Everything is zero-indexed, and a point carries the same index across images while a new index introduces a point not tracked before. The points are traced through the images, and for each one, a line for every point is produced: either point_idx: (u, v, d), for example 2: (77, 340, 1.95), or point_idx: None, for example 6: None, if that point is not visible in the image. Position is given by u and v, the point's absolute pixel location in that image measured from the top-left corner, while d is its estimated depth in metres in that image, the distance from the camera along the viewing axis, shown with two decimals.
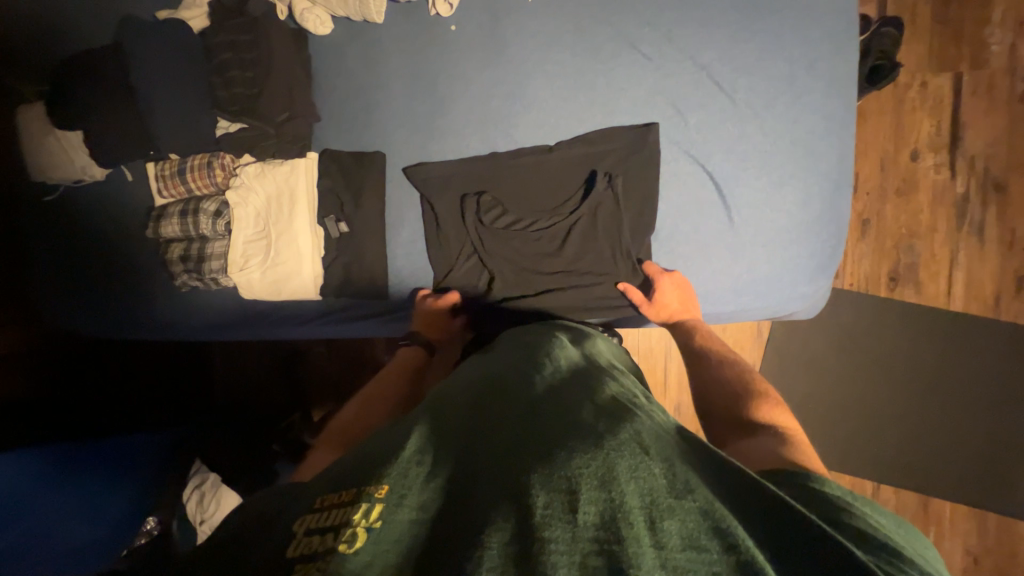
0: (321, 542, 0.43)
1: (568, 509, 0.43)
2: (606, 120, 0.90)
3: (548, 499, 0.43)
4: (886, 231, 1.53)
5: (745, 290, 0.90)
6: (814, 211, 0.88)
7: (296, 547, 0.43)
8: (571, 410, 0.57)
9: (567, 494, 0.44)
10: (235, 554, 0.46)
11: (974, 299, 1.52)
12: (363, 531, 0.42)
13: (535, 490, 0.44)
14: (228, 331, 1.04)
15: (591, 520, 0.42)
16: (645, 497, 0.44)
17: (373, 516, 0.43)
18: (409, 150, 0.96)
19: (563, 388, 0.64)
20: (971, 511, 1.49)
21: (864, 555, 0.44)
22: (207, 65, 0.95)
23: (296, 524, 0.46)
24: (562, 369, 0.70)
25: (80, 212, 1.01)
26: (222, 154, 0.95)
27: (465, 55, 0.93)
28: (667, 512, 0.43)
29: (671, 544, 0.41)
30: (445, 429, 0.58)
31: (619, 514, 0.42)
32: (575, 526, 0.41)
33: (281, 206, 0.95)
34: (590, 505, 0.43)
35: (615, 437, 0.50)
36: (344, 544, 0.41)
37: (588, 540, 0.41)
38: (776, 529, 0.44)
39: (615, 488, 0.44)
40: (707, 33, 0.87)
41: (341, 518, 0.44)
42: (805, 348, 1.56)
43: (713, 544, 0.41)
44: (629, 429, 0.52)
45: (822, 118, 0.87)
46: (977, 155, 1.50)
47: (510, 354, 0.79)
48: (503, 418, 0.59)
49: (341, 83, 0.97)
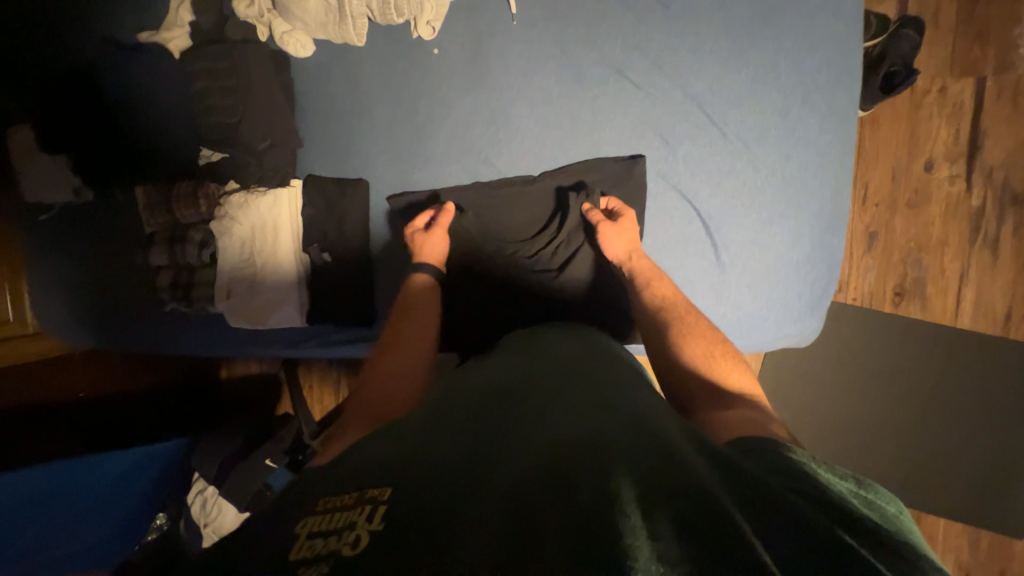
0: (325, 544, 0.43)
1: (565, 504, 0.44)
2: (590, 151, 0.88)
3: (545, 497, 0.45)
4: (893, 244, 1.48)
5: (729, 331, 0.87)
6: (804, 251, 0.85)
7: (297, 550, 0.42)
8: (573, 411, 0.59)
9: (564, 492, 0.45)
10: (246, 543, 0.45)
11: (982, 316, 1.47)
12: (366, 533, 0.43)
13: (534, 490, 0.46)
14: (217, 347, 1.02)
15: (587, 511, 0.43)
16: (641, 491, 0.45)
17: (376, 518, 0.45)
18: (391, 178, 0.95)
19: (560, 387, 0.66)
20: (964, 527, 1.49)
21: (856, 530, 0.44)
22: (190, 90, 0.94)
23: (300, 526, 0.45)
24: (560, 368, 0.71)
25: (71, 234, 1.02)
26: (206, 183, 0.94)
27: (446, 80, 0.90)
28: (662, 504, 0.44)
29: (664, 534, 0.41)
30: (450, 427, 0.58)
31: (615, 505, 0.43)
32: (570, 520, 0.42)
33: (267, 235, 0.95)
34: (586, 497, 0.44)
35: (613, 440, 0.52)
36: (348, 546, 0.42)
37: (584, 529, 0.41)
38: (782, 519, 0.43)
39: (611, 483, 0.45)
40: (697, 61, 0.83)
41: (344, 521, 0.45)
42: (803, 362, 1.54)
43: (715, 532, 0.40)
44: (629, 431, 0.54)
45: (817, 154, 0.83)
46: (996, 166, 1.43)
47: (506, 354, 0.79)
48: (510, 421, 0.59)
49: (323, 109, 0.95)
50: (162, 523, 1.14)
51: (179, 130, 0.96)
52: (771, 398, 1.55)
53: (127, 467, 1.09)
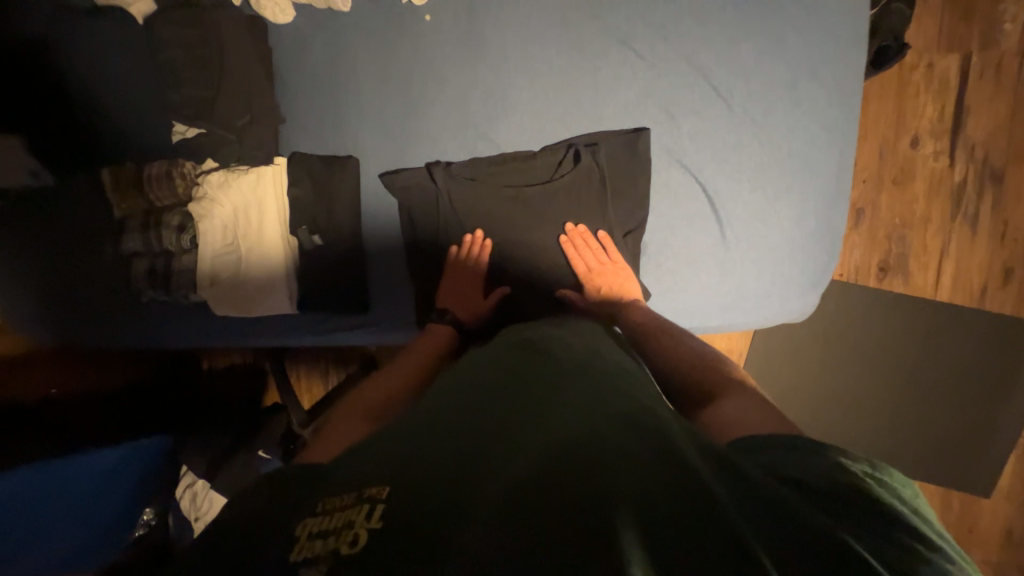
0: (324, 545, 0.42)
1: (549, 494, 0.42)
2: (592, 124, 0.85)
3: (530, 488, 0.43)
4: (879, 220, 1.51)
5: (733, 306, 0.87)
6: (807, 226, 0.84)
7: (298, 551, 0.42)
8: (568, 394, 0.56)
9: (550, 480, 0.43)
10: (250, 537, 0.45)
11: (961, 289, 1.52)
12: (365, 533, 0.42)
13: (521, 480, 0.44)
14: (203, 342, 0.97)
15: (574, 502, 0.41)
16: (632, 474, 0.43)
17: (373, 517, 0.43)
18: (383, 156, 0.90)
19: (573, 371, 0.62)
20: (938, 490, 1.57)
21: (874, 531, 0.42)
22: (157, 59, 0.86)
23: (301, 526, 0.44)
24: (570, 355, 0.67)
25: (25, 217, 0.92)
26: (182, 161, 0.88)
27: (439, 51, 0.86)
28: (656, 489, 0.41)
29: (654, 522, 0.39)
30: (439, 419, 0.56)
31: (601, 493, 0.41)
32: (554, 510, 0.40)
33: (251, 217, 0.89)
34: (574, 487, 0.42)
35: (608, 423, 0.49)
36: (346, 546, 0.41)
37: (567, 521, 0.39)
38: (789, 514, 0.41)
39: (602, 469, 0.43)
40: (701, 30, 0.80)
41: (344, 520, 0.44)
42: (790, 338, 1.58)
43: (705, 522, 0.38)
44: (626, 413, 0.51)
45: (821, 127, 0.82)
46: (978, 142, 1.45)
47: (506, 341, 0.75)
48: (504, 407, 0.57)
49: (306, 82, 0.89)
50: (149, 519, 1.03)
51: (144, 104, 0.88)
52: (759, 374, 1.59)
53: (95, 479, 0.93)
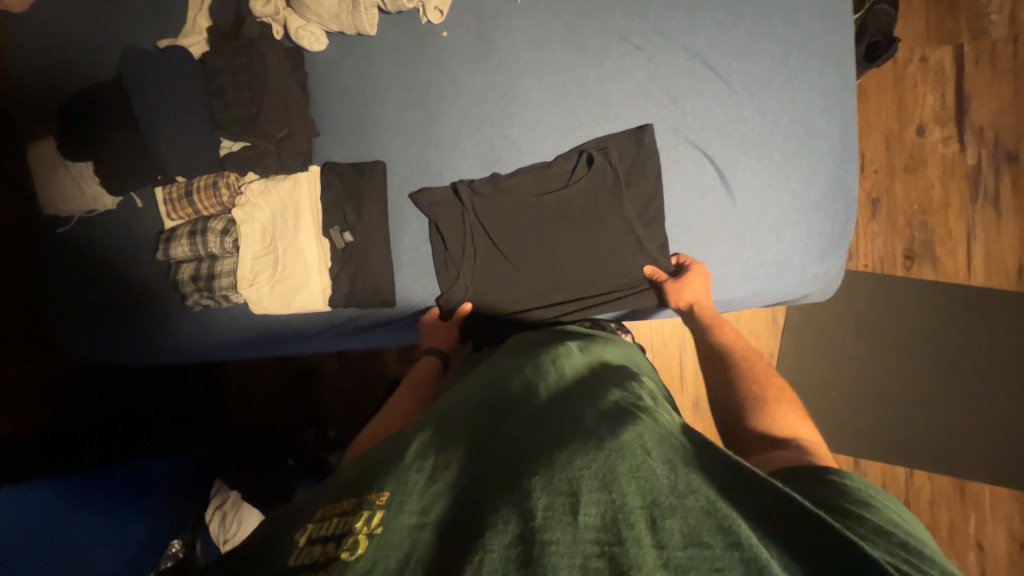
0: (324, 552, 0.43)
1: (568, 511, 0.43)
2: (600, 113, 0.91)
3: (548, 501, 0.44)
4: (897, 208, 1.50)
5: (754, 274, 0.89)
6: (818, 190, 0.87)
7: (298, 555, 0.44)
8: (573, 412, 0.59)
9: (568, 496, 0.44)
10: (266, 551, 0.47)
11: (995, 272, 1.48)
12: (364, 539, 0.43)
13: (535, 492, 0.45)
14: (246, 350, 1.04)
15: (591, 522, 0.42)
16: (645, 495, 0.45)
17: (374, 522, 0.44)
18: (408, 158, 0.98)
19: (570, 396, 0.64)
20: (1010, 493, 1.44)
21: (876, 548, 0.44)
22: (209, 88, 0.97)
23: (301, 534, 0.46)
24: (573, 378, 0.69)
25: (90, 237, 1.02)
26: (227, 172, 0.98)
27: (456, 61, 0.95)
28: (669, 510, 0.43)
29: (671, 543, 0.41)
30: (450, 435, 0.58)
31: (620, 515, 0.42)
32: (575, 528, 0.42)
33: (287, 219, 0.97)
34: (590, 506, 0.44)
35: (618, 438, 0.51)
36: (345, 552, 0.43)
37: (588, 541, 0.41)
38: (790, 524, 0.44)
39: (616, 489, 0.45)
40: (695, 21, 0.87)
41: (344, 528, 0.45)
42: (822, 335, 1.52)
43: (716, 541, 0.40)
44: (633, 429, 0.53)
45: (820, 97, 0.86)
46: (985, 125, 1.47)
47: (509, 364, 0.78)
48: (512, 427, 0.59)
49: (338, 99, 1.00)
50: (178, 550, 1.02)
51: (190, 125, 0.97)
52: (793, 375, 1.52)
53: (139, 475, 0.99)
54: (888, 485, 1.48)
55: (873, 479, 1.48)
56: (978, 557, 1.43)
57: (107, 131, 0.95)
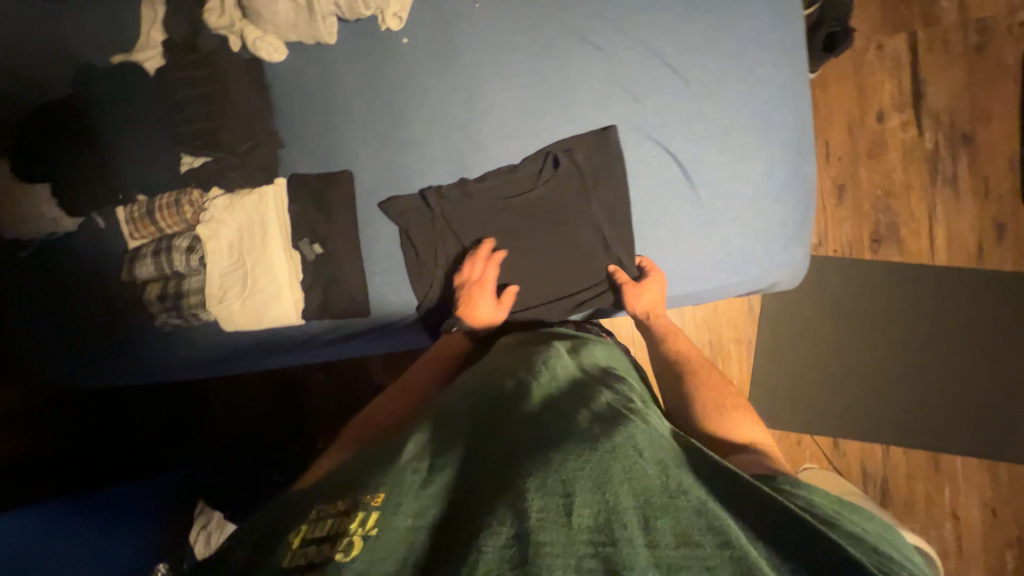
0: (314, 553, 0.43)
1: (565, 512, 0.45)
2: (564, 114, 0.92)
3: (544, 502, 0.46)
4: (862, 193, 1.55)
5: (721, 266, 0.91)
6: (778, 180, 0.89)
7: (287, 558, 0.42)
8: (565, 411, 0.60)
9: (563, 497, 0.46)
10: (257, 545, 0.45)
11: (957, 251, 1.53)
12: (358, 541, 0.43)
13: (530, 493, 0.46)
14: (219, 368, 1.02)
15: (586, 522, 0.45)
16: (639, 498, 0.48)
17: (369, 524, 0.44)
18: (375, 166, 0.97)
19: (562, 397, 0.65)
20: (980, 462, 1.50)
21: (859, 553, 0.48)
22: (167, 103, 0.95)
23: (290, 533, 0.45)
24: (565, 379, 0.71)
25: (49, 261, 0.99)
26: (189, 190, 0.95)
27: (418, 66, 0.95)
28: (661, 511, 0.47)
29: (665, 543, 0.44)
30: (443, 436, 0.59)
31: (614, 515, 0.45)
32: (572, 528, 0.44)
33: (254, 236, 0.95)
34: (586, 507, 0.46)
35: (611, 441, 0.53)
36: (340, 553, 0.42)
37: (583, 542, 0.44)
38: (768, 519, 0.49)
39: (610, 490, 0.48)
40: (652, 18, 0.89)
41: (335, 528, 0.44)
42: (796, 321, 1.56)
43: (708, 540, 0.45)
44: (624, 432, 0.55)
45: (776, 90, 0.88)
46: (941, 109, 1.52)
47: (501, 366, 0.78)
48: (503, 426, 0.59)
49: (300, 108, 0.98)
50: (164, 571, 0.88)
51: (149, 141, 0.95)
52: (771, 361, 1.55)
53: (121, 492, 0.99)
54: (867, 463, 1.53)
55: (852, 458, 1.53)
56: (954, 525, 1.49)
57: (72, 155, 0.93)
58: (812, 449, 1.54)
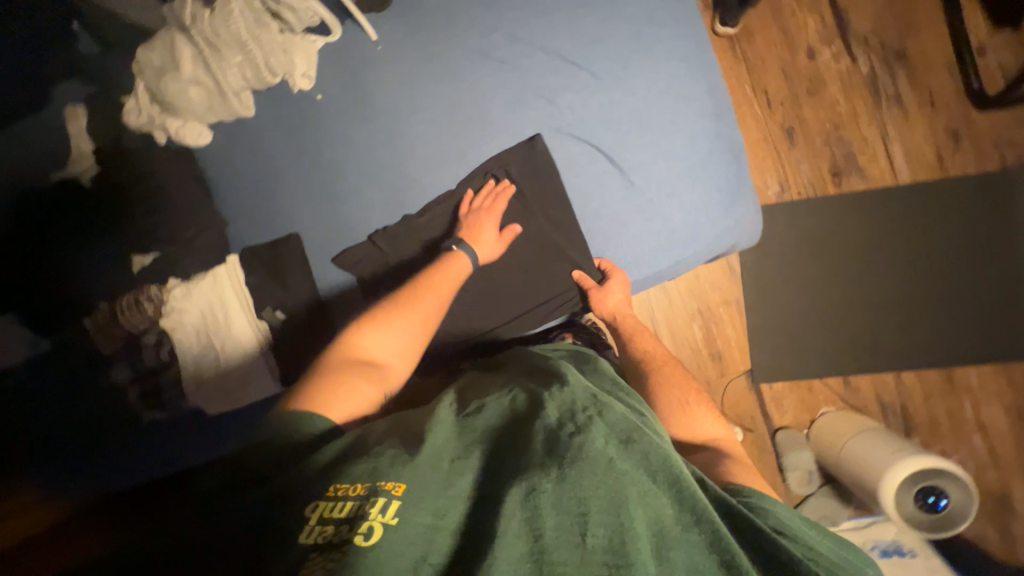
0: (336, 531, 0.49)
1: (580, 532, 0.49)
2: (487, 131, 0.93)
3: (559, 522, 0.49)
4: (812, 131, 1.54)
5: (672, 243, 0.92)
6: (704, 148, 0.90)
7: (310, 534, 0.50)
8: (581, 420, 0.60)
9: (579, 517, 0.49)
10: (288, 516, 0.52)
11: (918, 166, 1.52)
12: (378, 526, 0.48)
13: (546, 510, 0.49)
14: (204, 454, 1.00)
15: (599, 542, 0.48)
16: (654, 527, 0.51)
17: (389, 513, 0.49)
18: (320, 223, 0.98)
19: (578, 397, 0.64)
20: (993, 368, 1.49)
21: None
22: (108, 209, 0.97)
23: (312, 509, 0.52)
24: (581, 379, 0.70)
25: (23, 388, 0.98)
26: (146, 287, 0.96)
27: (336, 118, 0.96)
28: (673, 543, 0.50)
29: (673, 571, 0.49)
30: (458, 442, 0.60)
31: (628, 538, 0.49)
32: (586, 549, 0.48)
33: (217, 316, 0.97)
34: (600, 527, 0.49)
35: (627, 463, 0.54)
36: (361, 536, 0.48)
37: (596, 560, 0.48)
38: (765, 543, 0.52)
39: (626, 513, 0.50)
40: (546, 21, 0.90)
41: (357, 511, 0.50)
42: (779, 271, 1.55)
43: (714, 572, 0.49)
44: (642, 453, 0.56)
45: (682, 61, 0.90)
46: (867, 33, 1.52)
47: (510, 370, 0.79)
48: (518, 433, 0.60)
49: (236, 184, 1.00)
50: None
51: (97, 248, 0.97)
52: (764, 315, 1.54)
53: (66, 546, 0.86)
54: (881, 394, 1.52)
55: (866, 392, 1.52)
56: (983, 437, 1.47)
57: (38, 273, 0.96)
58: (824, 393, 1.53)
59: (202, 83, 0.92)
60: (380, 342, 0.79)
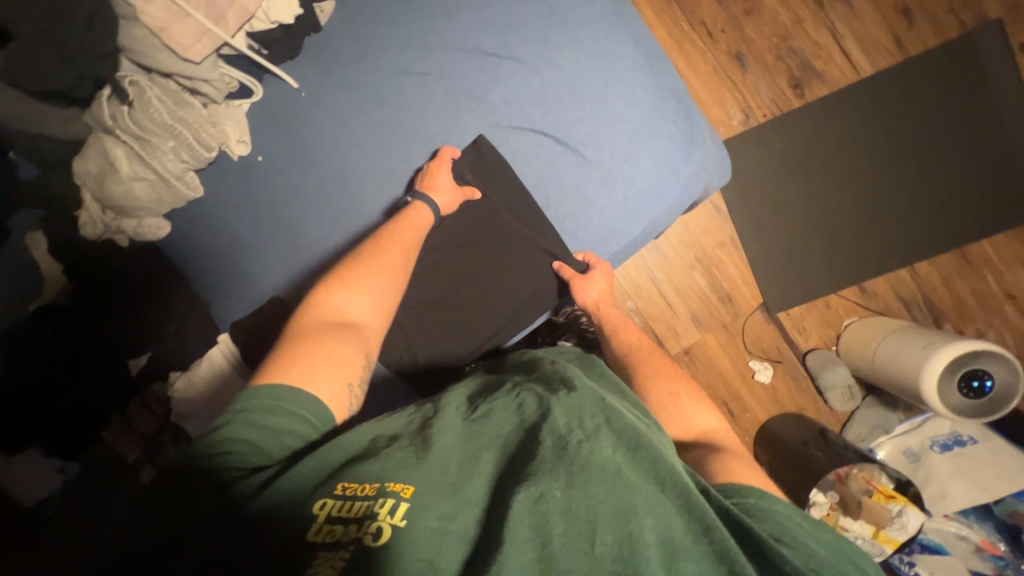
0: (345, 533, 0.53)
1: (585, 540, 0.52)
2: (430, 145, 0.93)
3: (565, 530, 0.52)
4: (760, 50, 1.50)
5: (639, 205, 0.92)
6: (645, 104, 0.90)
7: (319, 532, 0.53)
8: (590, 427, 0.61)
9: (586, 525, 0.52)
10: (290, 515, 0.54)
11: (878, 54, 1.46)
12: (387, 527, 0.53)
13: (552, 519, 0.52)
14: None
15: (604, 549, 0.52)
16: (662, 532, 0.53)
17: (397, 515, 0.53)
18: (293, 280, 0.98)
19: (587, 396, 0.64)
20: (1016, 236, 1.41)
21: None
22: (87, 322, 0.96)
23: (319, 507, 0.54)
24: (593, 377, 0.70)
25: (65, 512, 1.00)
26: (152, 386, 0.99)
27: (282, 174, 0.96)
28: (681, 553, 0.52)
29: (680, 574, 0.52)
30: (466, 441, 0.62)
31: (633, 546, 0.51)
32: (591, 554, 0.51)
33: (221, 394, 0.95)
34: (606, 536, 0.52)
35: (634, 472, 0.56)
36: (370, 535, 0.52)
37: (601, 563, 0.51)
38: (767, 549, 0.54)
39: (632, 521, 0.53)
40: (458, 24, 0.92)
41: (366, 511, 0.54)
42: (766, 198, 1.50)
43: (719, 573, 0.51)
44: (650, 461, 0.57)
45: (600, 25, 0.90)
46: None
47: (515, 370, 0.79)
48: (526, 433, 0.61)
49: (207, 264, 1.01)
50: None
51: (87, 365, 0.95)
52: (763, 246, 1.49)
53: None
54: (901, 292, 1.47)
55: (885, 293, 1.48)
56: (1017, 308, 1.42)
57: (32, 398, 0.92)
58: (843, 306, 1.49)
59: (146, 178, 0.92)
60: (349, 304, 0.77)
